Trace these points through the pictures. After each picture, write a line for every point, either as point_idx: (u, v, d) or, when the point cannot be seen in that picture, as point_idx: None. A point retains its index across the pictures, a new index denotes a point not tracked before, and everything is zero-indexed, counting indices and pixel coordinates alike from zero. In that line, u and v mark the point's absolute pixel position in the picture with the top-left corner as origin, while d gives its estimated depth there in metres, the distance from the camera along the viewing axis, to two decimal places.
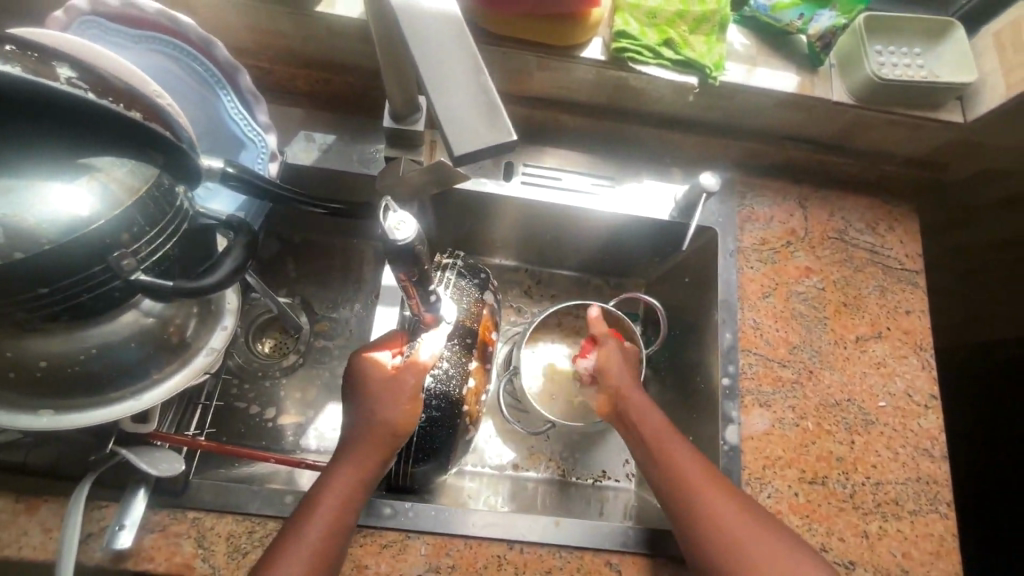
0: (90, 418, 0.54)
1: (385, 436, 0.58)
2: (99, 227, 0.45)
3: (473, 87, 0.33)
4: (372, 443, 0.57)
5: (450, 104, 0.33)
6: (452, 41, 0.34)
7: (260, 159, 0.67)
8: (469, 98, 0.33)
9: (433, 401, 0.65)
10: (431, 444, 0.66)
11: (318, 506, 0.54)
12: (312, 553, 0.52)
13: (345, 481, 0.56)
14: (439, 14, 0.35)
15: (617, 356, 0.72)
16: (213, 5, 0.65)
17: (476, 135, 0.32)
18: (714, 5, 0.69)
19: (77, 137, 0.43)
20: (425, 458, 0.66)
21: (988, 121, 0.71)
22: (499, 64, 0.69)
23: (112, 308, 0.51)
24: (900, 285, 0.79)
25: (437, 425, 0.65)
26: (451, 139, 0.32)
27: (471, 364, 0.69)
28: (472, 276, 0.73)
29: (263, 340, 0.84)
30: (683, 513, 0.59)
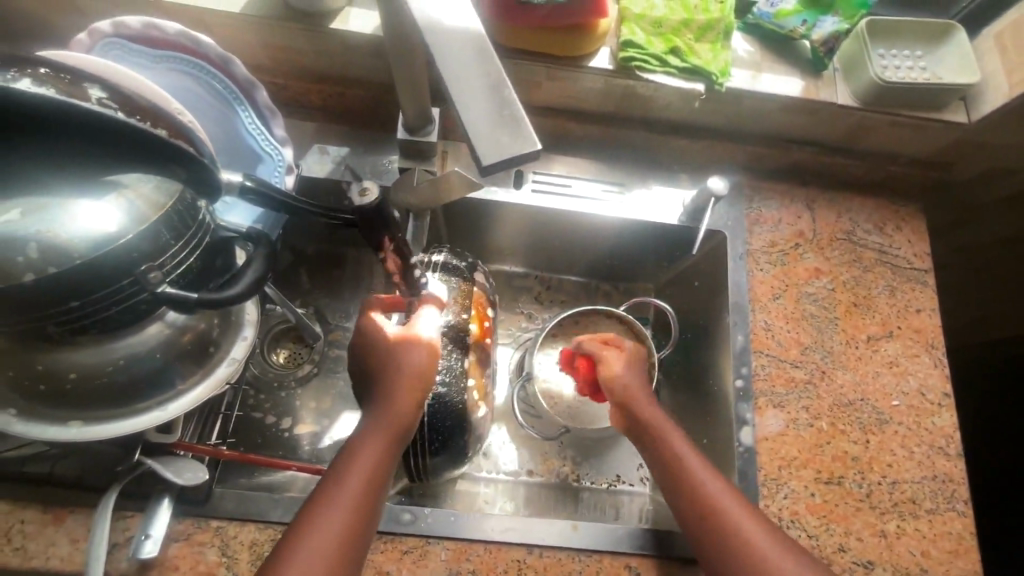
0: (115, 429, 0.55)
1: (400, 409, 0.55)
2: (126, 242, 0.46)
3: (497, 99, 0.34)
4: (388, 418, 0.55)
5: (474, 116, 0.34)
6: (472, 57, 0.36)
7: (277, 172, 0.67)
8: (491, 110, 0.34)
9: (438, 377, 0.65)
10: (444, 422, 0.65)
11: (345, 476, 0.51)
12: (335, 532, 0.48)
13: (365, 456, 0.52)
14: (459, 30, 0.36)
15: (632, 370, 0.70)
16: (231, 25, 0.67)
17: (500, 146, 0.33)
18: (718, 13, 0.70)
19: (106, 155, 0.44)
20: (439, 435, 0.65)
21: (992, 120, 0.72)
22: (509, 75, 0.71)
23: (138, 320, 0.52)
24: (909, 284, 0.79)
25: (446, 400, 0.65)
26: (477, 151, 0.33)
27: (469, 332, 0.69)
28: (458, 259, 0.74)
29: (278, 351, 0.85)
30: (706, 520, 0.57)
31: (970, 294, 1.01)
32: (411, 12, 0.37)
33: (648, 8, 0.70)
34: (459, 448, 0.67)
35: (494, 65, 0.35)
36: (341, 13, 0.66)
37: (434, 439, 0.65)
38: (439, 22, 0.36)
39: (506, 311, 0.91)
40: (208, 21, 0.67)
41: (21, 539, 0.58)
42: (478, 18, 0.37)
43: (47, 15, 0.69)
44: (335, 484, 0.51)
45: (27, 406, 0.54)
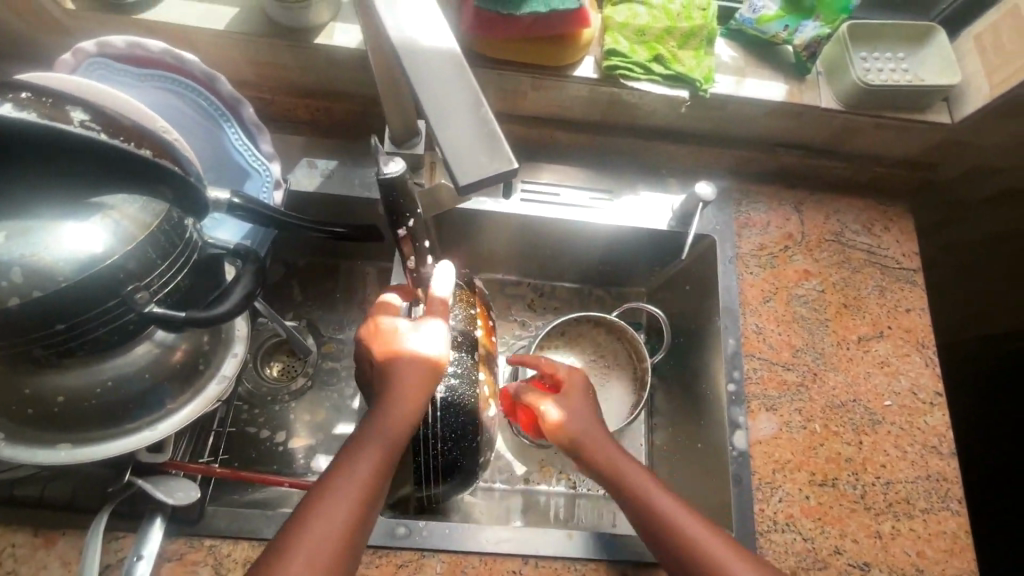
0: (104, 450, 0.55)
1: (401, 419, 0.54)
2: (112, 263, 0.46)
3: (475, 117, 0.35)
4: (388, 426, 0.54)
5: (450, 135, 0.34)
6: (451, 75, 0.36)
7: (266, 187, 0.67)
8: (468, 128, 0.34)
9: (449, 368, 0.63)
10: (456, 417, 0.63)
11: (353, 465, 0.51)
12: (331, 538, 0.48)
13: (365, 463, 0.52)
14: (436, 49, 0.37)
15: (574, 415, 0.68)
16: (215, 42, 0.67)
17: (477, 165, 0.34)
18: (700, 20, 0.70)
19: (94, 176, 0.45)
20: (453, 431, 0.63)
21: (974, 121, 0.72)
22: (495, 86, 0.71)
23: (126, 340, 0.52)
24: (898, 284, 0.80)
25: (458, 394, 0.63)
26: (455, 169, 0.33)
27: (475, 328, 0.67)
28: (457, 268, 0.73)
29: (271, 364, 0.85)
30: (668, 540, 0.57)
31: (960, 292, 1.02)
32: (388, 33, 0.37)
33: (631, 16, 0.70)
34: (473, 445, 0.64)
35: (471, 84, 0.36)
36: (326, 28, 0.67)
37: (447, 434, 0.63)
38: (416, 42, 0.37)
39: (498, 319, 0.90)
40: (193, 39, 0.67)
41: (12, 564, 0.57)
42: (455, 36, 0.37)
43: (31, 36, 0.69)
44: (332, 487, 0.50)
45: (15, 429, 0.53)
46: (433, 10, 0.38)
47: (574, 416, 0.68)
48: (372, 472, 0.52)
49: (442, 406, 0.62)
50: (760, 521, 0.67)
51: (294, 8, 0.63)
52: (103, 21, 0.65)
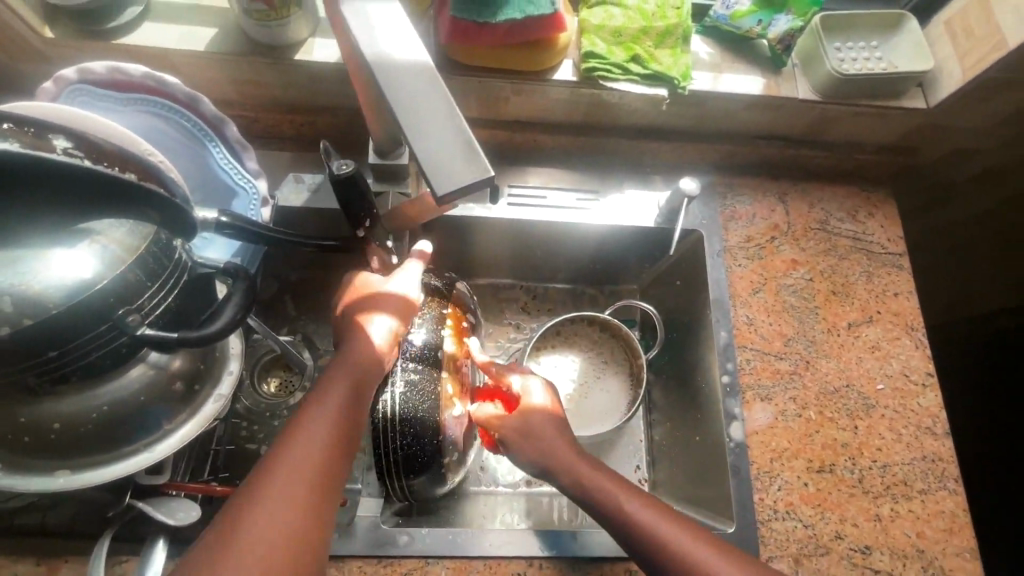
0: (104, 475, 0.55)
1: (368, 360, 0.58)
2: (103, 287, 0.47)
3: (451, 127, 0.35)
4: (355, 368, 0.57)
5: (427, 144, 0.35)
6: (425, 86, 0.37)
7: (253, 206, 0.67)
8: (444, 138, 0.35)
9: (409, 363, 0.65)
10: (412, 413, 0.63)
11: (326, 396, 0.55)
12: (307, 466, 0.51)
13: (335, 398, 0.55)
14: (408, 63, 0.37)
15: (527, 447, 0.64)
16: (194, 64, 0.68)
17: (454, 174, 0.34)
18: (675, 18, 0.71)
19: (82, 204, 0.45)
20: (409, 427, 0.63)
21: (949, 105, 0.73)
22: (476, 93, 0.72)
23: (121, 362, 0.52)
24: (885, 269, 0.81)
25: (417, 386, 0.64)
26: (433, 178, 0.34)
27: (445, 329, 0.68)
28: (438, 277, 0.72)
29: (269, 380, 0.85)
30: (648, 550, 0.57)
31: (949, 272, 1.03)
32: (361, 50, 0.38)
33: (607, 17, 0.71)
34: (432, 444, 0.64)
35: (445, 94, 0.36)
36: (305, 44, 0.67)
37: (404, 430, 0.63)
38: (389, 56, 0.37)
39: (492, 323, 0.91)
40: (174, 61, 0.68)
41: None
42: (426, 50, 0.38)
43: (11, 67, 0.69)
44: (305, 423, 0.53)
45: (13, 459, 0.54)
46: (406, 24, 0.39)
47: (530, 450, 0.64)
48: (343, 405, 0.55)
49: (400, 400, 0.63)
50: (760, 510, 0.68)
51: (272, 27, 0.63)
52: (83, 49, 0.66)
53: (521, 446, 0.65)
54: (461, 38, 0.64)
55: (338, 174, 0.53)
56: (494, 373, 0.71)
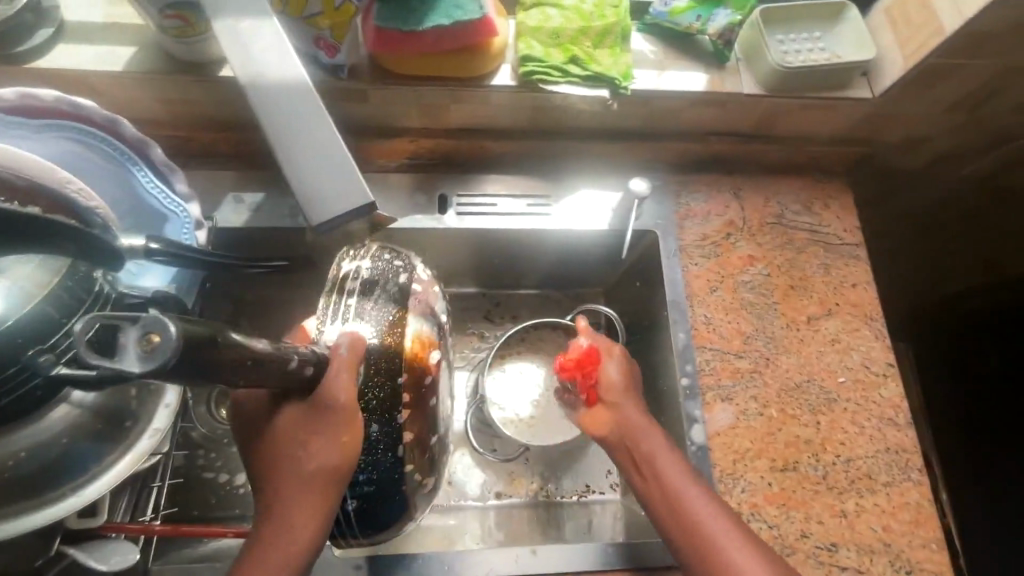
0: (31, 522, 0.52)
1: (324, 458, 0.50)
2: (11, 324, 0.45)
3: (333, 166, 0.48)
4: (315, 467, 0.50)
5: (315, 183, 0.47)
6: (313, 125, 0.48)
7: (186, 229, 0.64)
8: (332, 178, 0.48)
9: (371, 437, 0.56)
10: (378, 487, 0.57)
11: (296, 487, 0.50)
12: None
13: (302, 491, 0.50)
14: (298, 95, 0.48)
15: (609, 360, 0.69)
16: (117, 86, 0.65)
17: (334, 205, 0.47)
18: (613, 17, 0.70)
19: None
20: (370, 502, 0.57)
21: (894, 93, 0.73)
22: (413, 102, 0.70)
23: (36, 407, 0.50)
24: (843, 260, 0.80)
25: (379, 463, 0.56)
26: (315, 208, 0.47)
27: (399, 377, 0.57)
28: (384, 286, 0.60)
29: (227, 406, 0.80)
30: (695, 546, 0.55)
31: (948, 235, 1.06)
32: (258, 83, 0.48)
33: (544, 19, 0.70)
34: (401, 500, 0.59)
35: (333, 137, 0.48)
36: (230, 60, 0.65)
37: (369, 502, 0.57)
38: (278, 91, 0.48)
39: (455, 334, 0.89)
40: (93, 84, 0.65)
41: None
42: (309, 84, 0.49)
43: None
44: (277, 518, 0.50)
45: None
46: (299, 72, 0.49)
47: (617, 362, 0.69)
48: (314, 497, 0.50)
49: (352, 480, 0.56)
50: None
51: (191, 43, 0.61)
52: None
53: (610, 361, 0.69)
54: (388, 47, 0.62)
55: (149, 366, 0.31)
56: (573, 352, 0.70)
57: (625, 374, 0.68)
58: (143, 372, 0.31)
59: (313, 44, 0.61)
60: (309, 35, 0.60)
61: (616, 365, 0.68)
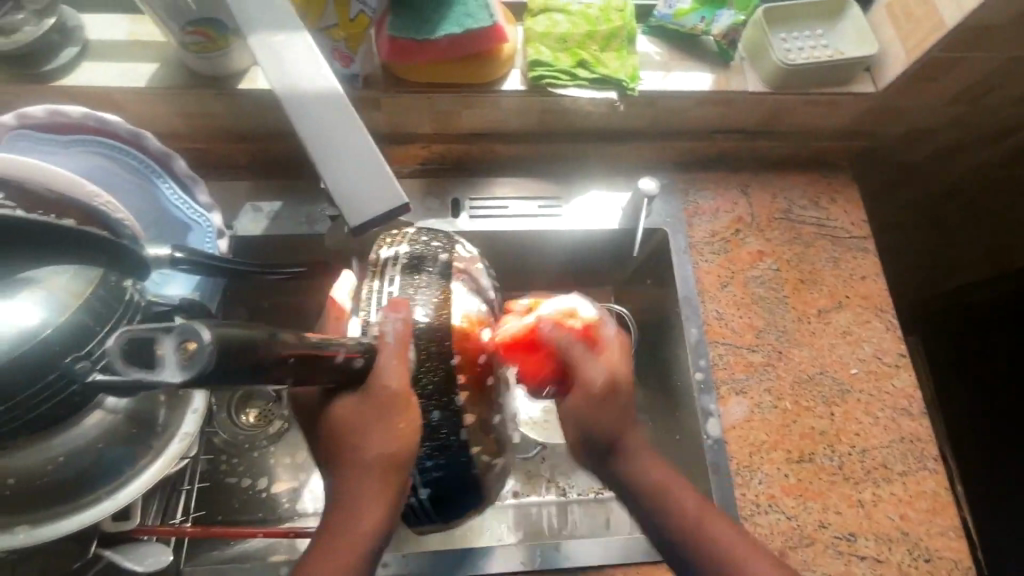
0: (66, 526, 0.54)
1: (384, 444, 0.50)
2: (49, 334, 0.46)
3: (365, 166, 0.44)
4: (376, 454, 0.50)
5: (348, 185, 0.44)
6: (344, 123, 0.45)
7: (208, 238, 0.66)
8: (365, 182, 0.44)
9: (432, 423, 0.54)
10: (449, 472, 0.56)
11: (356, 476, 0.50)
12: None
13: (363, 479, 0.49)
14: (320, 95, 0.45)
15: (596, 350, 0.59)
16: (140, 102, 0.67)
17: (368, 207, 0.44)
18: (619, 21, 0.72)
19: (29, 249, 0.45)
20: (443, 486, 0.57)
21: (897, 87, 0.74)
22: (425, 110, 0.72)
23: (73, 414, 0.51)
24: (851, 253, 0.81)
25: (445, 446, 0.55)
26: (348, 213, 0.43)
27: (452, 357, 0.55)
28: (426, 266, 0.60)
29: (247, 411, 0.82)
30: (684, 542, 0.54)
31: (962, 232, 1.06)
32: (280, 90, 0.45)
33: (551, 25, 0.71)
34: (474, 484, 0.58)
35: (362, 137, 0.44)
36: (248, 73, 0.67)
37: (440, 489, 0.57)
38: (302, 90, 0.45)
39: None
40: (117, 100, 0.67)
41: None
42: (334, 83, 0.45)
43: None
44: (342, 509, 0.49)
45: None
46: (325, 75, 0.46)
47: (597, 374, 0.57)
48: (377, 484, 0.50)
49: (421, 467, 0.55)
50: (743, 506, 0.68)
51: (212, 57, 0.63)
52: (22, 92, 0.65)
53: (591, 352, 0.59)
54: (402, 56, 0.64)
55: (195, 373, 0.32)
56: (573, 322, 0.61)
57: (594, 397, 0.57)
58: (183, 380, 0.32)
59: (329, 55, 0.63)
60: (326, 47, 0.62)
61: (593, 383, 0.57)
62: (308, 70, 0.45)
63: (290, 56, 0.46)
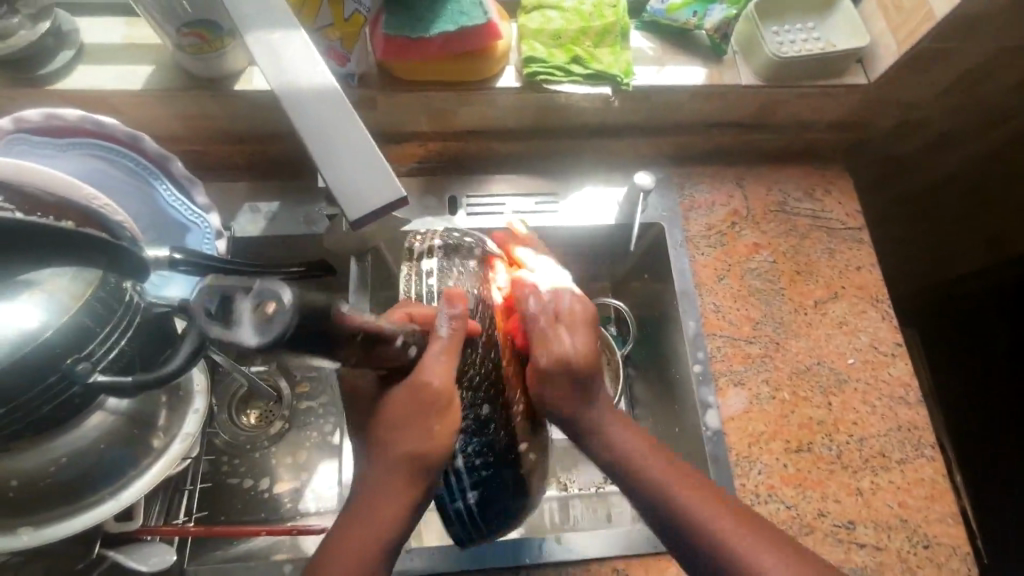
0: (69, 527, 0.54)
1: (415, 441, 0.50)
2: (50, 336, 0.46)
3: (363, 160, 0.42)
4: (406, 449, 0.51)
5: (346, 179, 0.42)
6: (341, 118, 0.43)
7: (207, 239, 0.66)
8: (364, 175, 0.42)
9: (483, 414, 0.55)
10: (495, 472, 0.55)
11: (385, 466, 0.51)
12: (355, 557, 0.50)
13: (391, 471, 0.51)
14: (316, 90, 0.44)
15: (566, 332, 0.60)
16: (136, 104, 0.68)
17: (368, 201, 0.42)
18: (613, 16, 0.72)
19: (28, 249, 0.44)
20: (490, 489, 0.55)
21: (889, 78, 0.75)
22: (421, 107, 0.73)
23: (73, 416, 0.51)
24: (846, 244, 0.81)
25: (492, 443, 0.55)
26: (347, 208, 0.41)
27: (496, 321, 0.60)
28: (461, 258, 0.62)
29: (248, 412, 0.82)
30: (677, 528, 0.54)
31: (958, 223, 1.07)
32: (274, 86, 0.44)
33: (545, 21, 0.72)
34: (518, 484, 0.57)
35: (361, 133, 0.43)
36: (244, 74, 0.67)
37: (486, 491, 0.55)
38: (297, 86, 0.44)
39: None
40: (113, 103, 0.67)
41: None
42: (331, 77, 0.44)
43: None
44: (369, 495, 0.51)
45: None
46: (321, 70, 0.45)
47: (570, 343, 0.59)
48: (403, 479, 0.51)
49: (467, 466, 0.54)
50: (743, 496, 0.68)
51: (208, 58, 0.63)
52: (18, 96, 0.65)
53: (562, 330, 0.60)
54: (396, 55, 0.64)
55: (266, 338, 0.34)
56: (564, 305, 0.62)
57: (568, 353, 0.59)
58: (258, 343, 0.34)
59: (323, 56, 0.63)
60: (320, 47, 0.62)
61: (568, 343, 0.59)
62: (303, 64, 0.44)
63: (288, 51, 0.44)
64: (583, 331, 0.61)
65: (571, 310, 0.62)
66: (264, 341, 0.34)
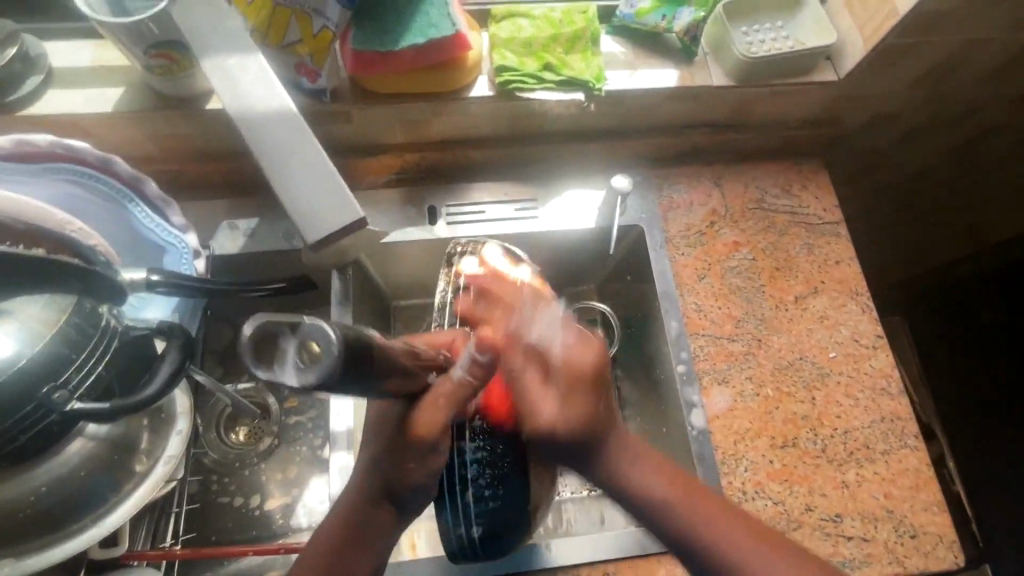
0: (54, 555, 0.54)
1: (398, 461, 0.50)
2: (25, 363, 0.46)
3: (320, 183, 0.54)
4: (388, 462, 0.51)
5: (304, 200, 0.53)
6: (295, 141, 0.54)
7: (185, 259, 0.66)
8: (319, 199, 0.53)
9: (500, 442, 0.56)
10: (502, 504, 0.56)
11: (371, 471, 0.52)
12: (325, 543, 0.52)
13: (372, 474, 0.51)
14: (275, 117, 0.55)
15: (556, 396, 0.54)
16: (109, 127, 0.67)
17: (326, 219, 0.53)
18: (582, 23, 0.73)
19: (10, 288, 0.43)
20: (497, 520, 0.56)
21: (858, 74, 0.75)
22: (396, 119, 0.73)
23: (51, 446, 0.52)
24: (824, 239, 0.82)
25: (509, 473, 0.56)
26: (302, 222, 0.52)
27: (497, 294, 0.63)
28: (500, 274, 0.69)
29: (236, 430, 0.82)
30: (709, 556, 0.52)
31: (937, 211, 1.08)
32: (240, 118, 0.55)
33: (515, 30, 0.72)
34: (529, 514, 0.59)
35: (313, 152, 0.54)
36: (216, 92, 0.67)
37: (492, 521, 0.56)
38: (259, 114, 0.55)
39: None
40: (84, 127, 0.67)
41: None
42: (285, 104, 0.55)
43: None
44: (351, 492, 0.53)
45: None
46: (279, 100, 0.55)
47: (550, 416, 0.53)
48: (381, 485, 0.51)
49: (478, 497, 0.55)
50: (729, 494, 0.68)
51: (179, 79, 0.63)
52: None
53: (550, 392, 0.54)
54: (367, 68, 0.65)
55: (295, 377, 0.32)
56: (557, 359, 0.55)
57: (565, 420, 0.53)
58: (297, 380, 0.32)
59: (294, 70, 0.63)
60: (291, 63, 0.62)
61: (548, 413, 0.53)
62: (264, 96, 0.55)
63: (246, 80, 0.55)
64: (581, 392, 0.53)
65: (567, 364, 0.54)
66: (310, 384, 0.32)
